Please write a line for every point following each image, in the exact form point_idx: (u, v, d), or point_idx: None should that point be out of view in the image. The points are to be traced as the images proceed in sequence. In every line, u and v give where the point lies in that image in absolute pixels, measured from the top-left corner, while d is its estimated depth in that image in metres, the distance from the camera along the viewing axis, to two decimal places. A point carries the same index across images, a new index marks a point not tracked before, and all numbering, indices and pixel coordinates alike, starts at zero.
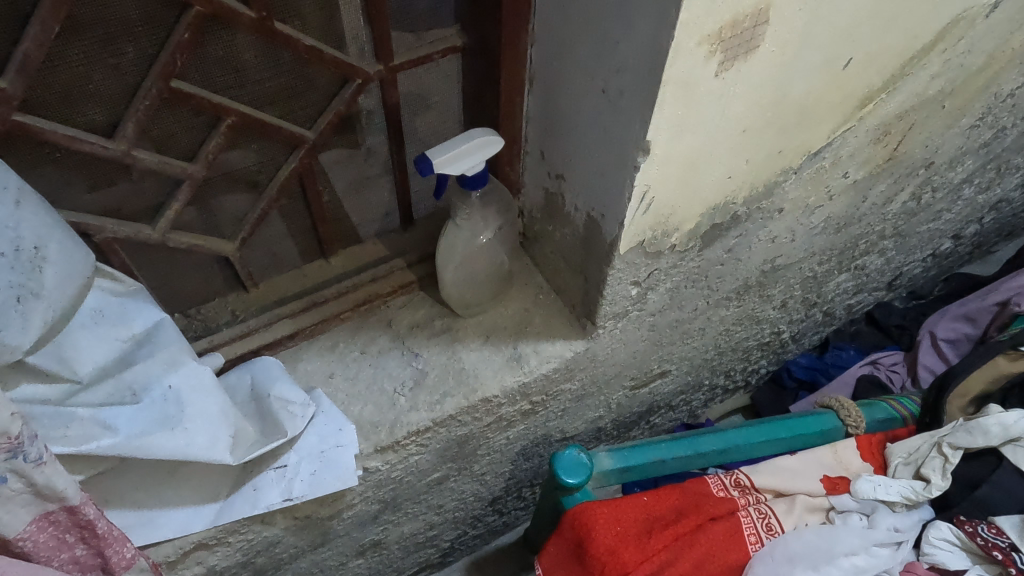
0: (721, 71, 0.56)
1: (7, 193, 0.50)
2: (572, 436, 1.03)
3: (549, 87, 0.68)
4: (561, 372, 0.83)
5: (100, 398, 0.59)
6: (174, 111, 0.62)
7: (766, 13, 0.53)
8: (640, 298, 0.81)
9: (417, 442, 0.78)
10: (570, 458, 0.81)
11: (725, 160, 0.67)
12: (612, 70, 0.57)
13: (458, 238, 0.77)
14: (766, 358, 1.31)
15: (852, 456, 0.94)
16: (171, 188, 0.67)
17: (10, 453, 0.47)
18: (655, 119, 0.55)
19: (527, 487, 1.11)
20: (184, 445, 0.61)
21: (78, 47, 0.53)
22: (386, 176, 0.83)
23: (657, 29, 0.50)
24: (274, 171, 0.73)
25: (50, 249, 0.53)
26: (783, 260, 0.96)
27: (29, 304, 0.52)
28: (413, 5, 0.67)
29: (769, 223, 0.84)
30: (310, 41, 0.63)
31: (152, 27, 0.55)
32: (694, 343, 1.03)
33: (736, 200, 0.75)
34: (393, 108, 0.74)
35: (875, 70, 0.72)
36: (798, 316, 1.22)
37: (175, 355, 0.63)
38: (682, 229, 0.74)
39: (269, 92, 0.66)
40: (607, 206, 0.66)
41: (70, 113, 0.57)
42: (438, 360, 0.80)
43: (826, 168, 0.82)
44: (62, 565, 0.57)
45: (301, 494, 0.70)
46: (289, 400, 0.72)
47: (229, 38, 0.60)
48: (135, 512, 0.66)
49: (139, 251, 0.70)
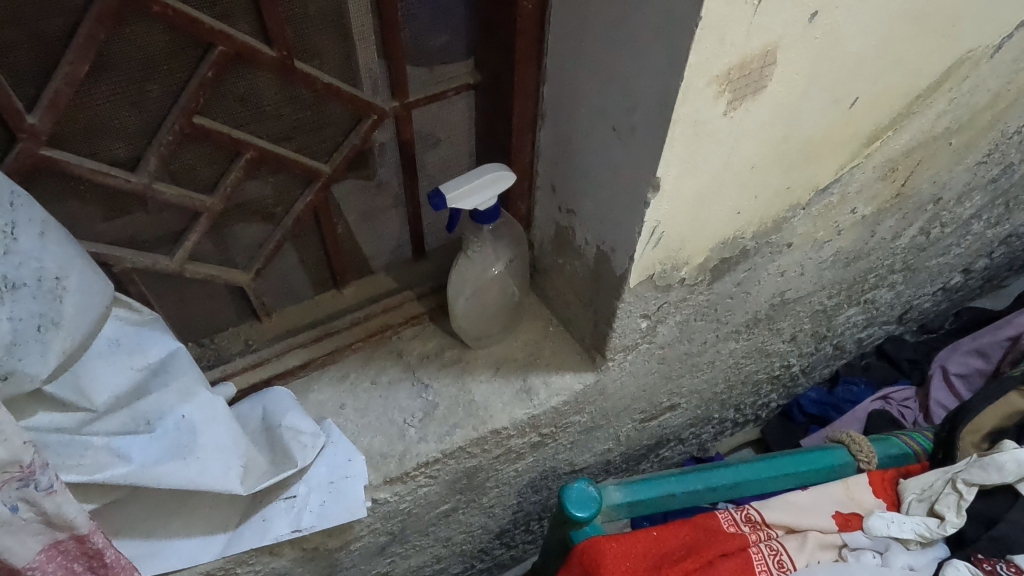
0: (730, 110, 0.57)
1: (33, 225, 0.51)
2: (581, 469, 1.03)
3: (559, 123, 0.69)
4: (571, 405, 0.83)
5: (114, 427, 0.59)
6: (195, 146, 0.63)
7: (773, 54, 0.55)
8: (650, 331, 0.81)
9: (426, 474, 0.78)
10: (578, 491, 0.81)
11: (733, 197, 0.68)
12: (622, 109, 0.59)
13: (469, 270, 0.78)
14: (775, 392, 1.30)
15: (864, 491, 0.94)
16: (189, 220, 0.68)
17: (22, 481, 0.47)
18: (664, 156, 0.56)
19: (534, 520, 1.10)
20: (195, 474, 0.61)
21: (105, 86, 0.55)
22: (398, 209, 0.84)
23: (667, 71, 0.52)
24: (289, 204, 0.75)
25: (70, 280, 0.54)
26: (793, 294, 0.96)
27: (49, 333, 0.53)
28: (428, 42, 0.69)
29: (778, 257, 0.85)
30: (328, 78, 0.65)
31: (177, 66, 0.57)
32: (704, 377, 1.03)
33: (745, 235, 0.76)
34: (407, 143, 0.75)
35: (881, 109, 0.73)
36: (808, 349, 1.22)
37: (188, 386, 0.64)
38: (692, 263, 0.74)
39: (287, 127, 0.68)
40: (618, 240, 0.67)
41: (94, 148, 0.58)
42: (448, 392, 0.81)
43: (834, 204, 0.83)
44: None
45: (310, 525, 0.70)
46: (300, 430, 0.72)
47: (250, 76, 0.61)
48: (145, 542, 0.66)
49: (158, 282, 0.72)
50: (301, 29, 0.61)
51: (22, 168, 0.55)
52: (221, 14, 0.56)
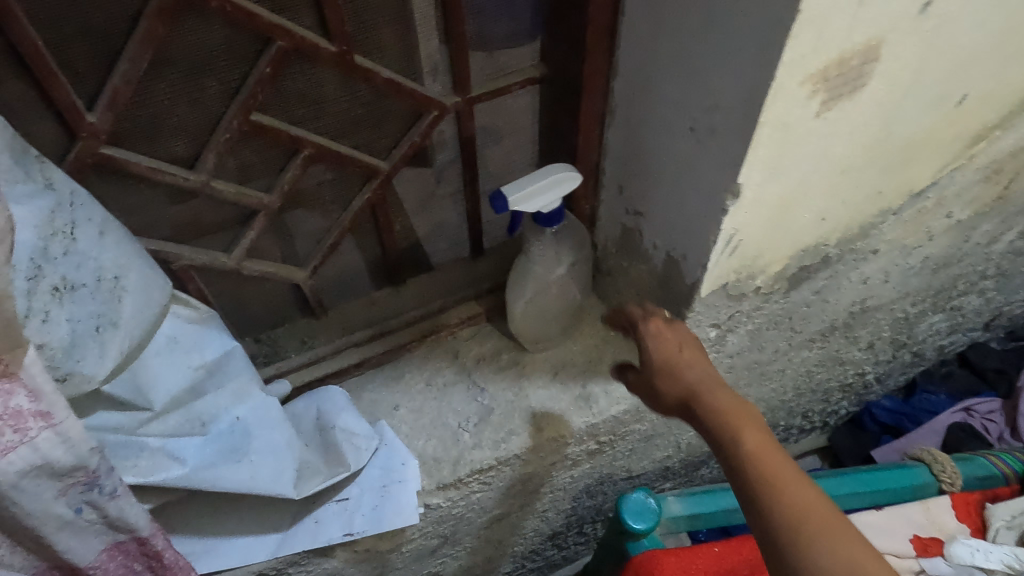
0: (824, 111, 0.51)
1: (92, 225, 0.52)
2: (639, 475, 1.00)
3: (630, 121, 0.65)
4: (631, 414, 0.80)
5: (169, 428, 0.59)
6: (253, 143, 0.62)
7: (876, 49, 0.49)
8: (719, 341, 0.76)
9: (480, 480, 0.76)
10: (636, 501, 0.78)
11: (820, 203, 0.62)
12: (701, 108, 0.54)
13: (529, 272, 0.74)
14: (846, 399, 1.24)
15: (946, 516, 0.88)
16: (248, 216, 0.67)
17: (87, 484, 0.48)
18: (748, 162, 0.51)
19: (588, 523, 1.07)
20: (249, 477, 0.61)
21: (164, 83, 0.54)
22: (457, 205, 0.81)
23: (755, 69, 0.46)
24: (347, 201, 0.73)
25: (129, 279, 0.54)
26: (874, 301, 0.90)
27: (107, 333, 0.53)
28: (493, 34, 0.65)
29: (862, 265, 0.78)
30: (389, 73, 0.62)
31: (235, 62, 0.55)
32: (772, 385, 0.98)
33: (829, 242, 0.70)
34: (468, 139, 0.72)
35: (991, 106, 0.66)
36: (885, 356, 1.14)
37: (243, 387, 0.64)
38: (769, 272, 0.68)
39: (346, 123, 0.65)
40: (690, 247, 0.62)
41: (153, 146, 0.57)
42: (504, 396, 0.78)
43: (929, 208, 0.76)
44: None
45: (361, 530, 0.69)
46: (353, 432, 0.71)
47: (309, 72, 0.59)
48: (198, 540, 0.66)
49: (216, 280, 0.71)
50: (361, 23, 0.59)
51: (82, 167, 0.55)
52: (280, 8, 0.54)
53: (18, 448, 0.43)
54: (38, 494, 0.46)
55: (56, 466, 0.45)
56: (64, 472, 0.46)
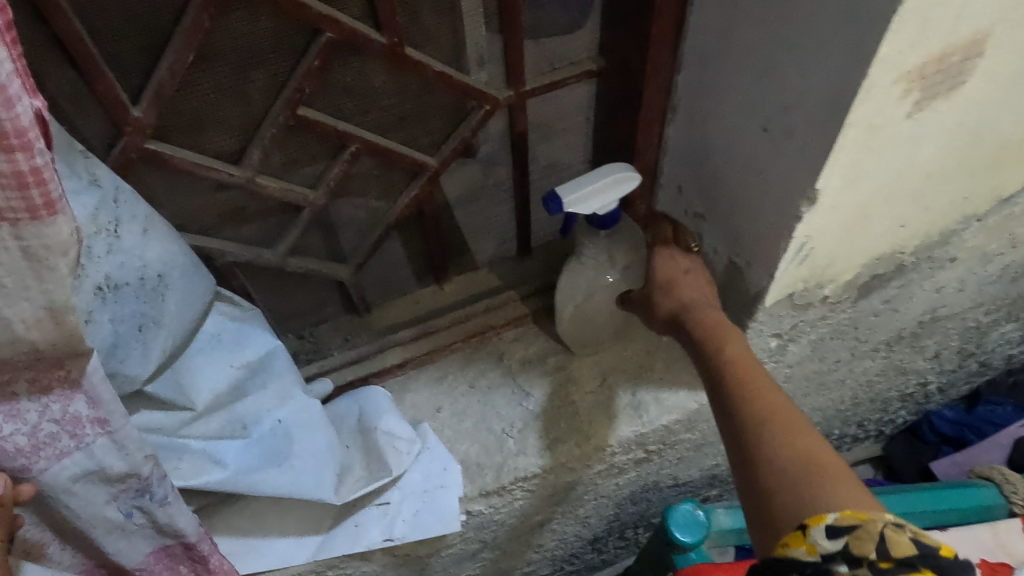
0: (915, 111, 0.47)
1: (136, 223, 0.49)
2: (685, 482, 0.96)
3: (694, 118, 0.61)
4: (682, 423, 0.76)
5: (211, 431, 0.58)
6: (300, 138, 0.60)
7: (980, 44, 0.44)
8: (780, 350, 0.72)
9: (523, 487, 0.73)
10: (684, 514, 0.75)
11: (900, 209, 0.58)
12: (776, 107, 0.50)
13: (581, 274, 0.71)
14: (904, 409, 1.18)
15: (1016, 539, 0.80)
16: (293, 212, 0.66)
17: (139, 490, 0.47)
18: (828, 166, 0.47)
19: (630, 528, 1.04)
20: (290, 483, 0.59)
21: (210, 76, 0.52)
22: (506, 202, 0.78)
23: (843, 65, 0.42)
24: (394, 198, 0.71)
25: (172, 276, 0.52)
26: (946, 310, 0.84)
27: (150, 333, 0.51)
28: (551, 25, 0.62)
29: (938, 273, 0.73)
30: (440, 66, 0.60)
31: (283, 54, 0.53)
32: (830, 395, 0.93)
33: (905, 250, 0.65)
34: (520, 134, 0.69)
35: None
36: (950, 366, 1.08)
37: (286, 389, 0.62)
38: (838, 281, 0.64)
39: (394, 118, 0.63)
40: (756, 254, 0.58)
41: (198, 141, 0.56)
42: (551, 402, 0.75)
43: (1014, 214, 0.70)
44: None
45: (402, 535, 0.67)
46: (396, 435, 0.69)
47: (359, 65, 0.57)
48: (239, 540, 0.65)
49: (260, 277, 0.70)
50: (413, 14, 0.56)
51: (127, 162, 0.53)
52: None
53: (74, 453, 0.43)
54: (91, 498, 0.46)
55: (109, 472, 0.45)
56: (117, 478, 0.45)
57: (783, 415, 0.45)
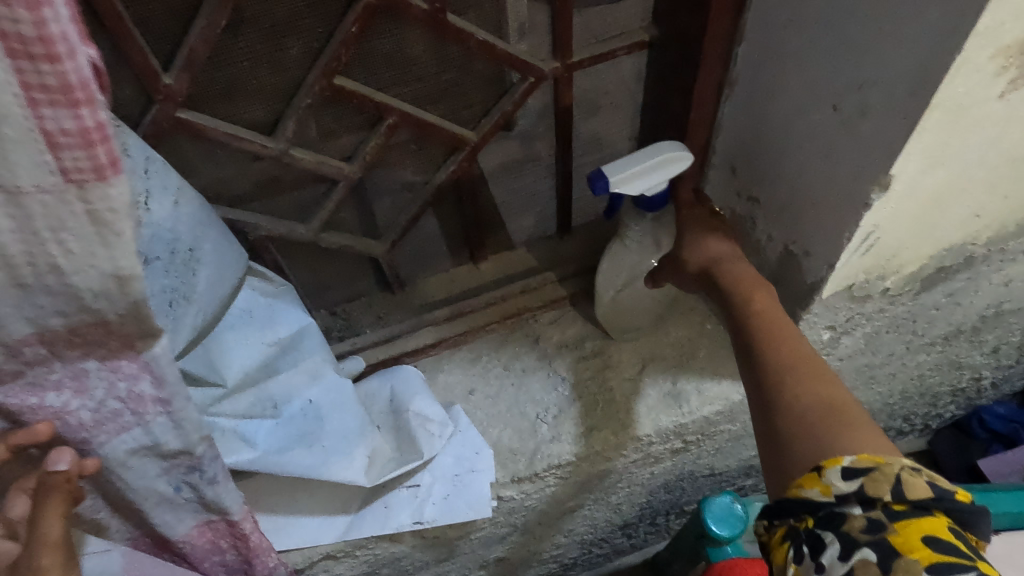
0: (1009, 92, 0.42)
1: (167, 194, 0.48)
2: (722, 472, 0.93)
3: (754, 95, 0.57)
4: (723, 414, 0.73)
5: (241, 408, 0.56)
6: (335, 109, 0.57)
7: None
8: (832, 343, 0.68)
9: (556, 475, 0.71)
10: (721, 505, 0.72)
11: (977, 198, 0.53)
12: (850, 84, 0.45)
13: (624, 257, 0.68)
14: (954, 403, 1.13)
15: None
16: (327, 186, 0.64)
17: (190, 467, 0.46)
18: (906, 150, 0.43)
19: (662, 515, 1.01)
20: (319, 464, 0.57)
21: (243, 42, 0.50)
22: (546, 179, 0.75)
23: (933, 38, 0.38)
24: (431, 173, 0.68)
25: (203, 250, 0.51)
26: (1012, 305, 0.79)
27: (181, 309, 0.50)
28: None
29: (1007, 266, 0.68)
30: (483, 34, 0.56)
31: (319, 20, 0.51)
32: (879, 389, 0.89)
33: (976, 241, 0.60)
34: (565, 108, 0.66)
35: None
36: (1008, 361, 1.03)
37: (317, 367, 0.60)
38: (902, 272, 0.60)
39: (433, 90, 0.60)
40: (816, 242, 0.54)
41: (231, 110, 0.54)
42: (588, 387, 0.72)
43: None
44: (212, 565, 0.57)
45: (432, 519, 0.66)
46: (428, 417, 0.67)
47: (398, 32, 0.54)
48: (269, 517, 0.65)
49: (293, 252, 0.69)
50: None
51: (159, 131, 0.51)
52: None
53: (132, 429, 0.42)
54: (144, 472, 0.45)
55: (163, 449, 0.44)
56: (169, 454, 0.44)
57: (810, 362, 0.44)
